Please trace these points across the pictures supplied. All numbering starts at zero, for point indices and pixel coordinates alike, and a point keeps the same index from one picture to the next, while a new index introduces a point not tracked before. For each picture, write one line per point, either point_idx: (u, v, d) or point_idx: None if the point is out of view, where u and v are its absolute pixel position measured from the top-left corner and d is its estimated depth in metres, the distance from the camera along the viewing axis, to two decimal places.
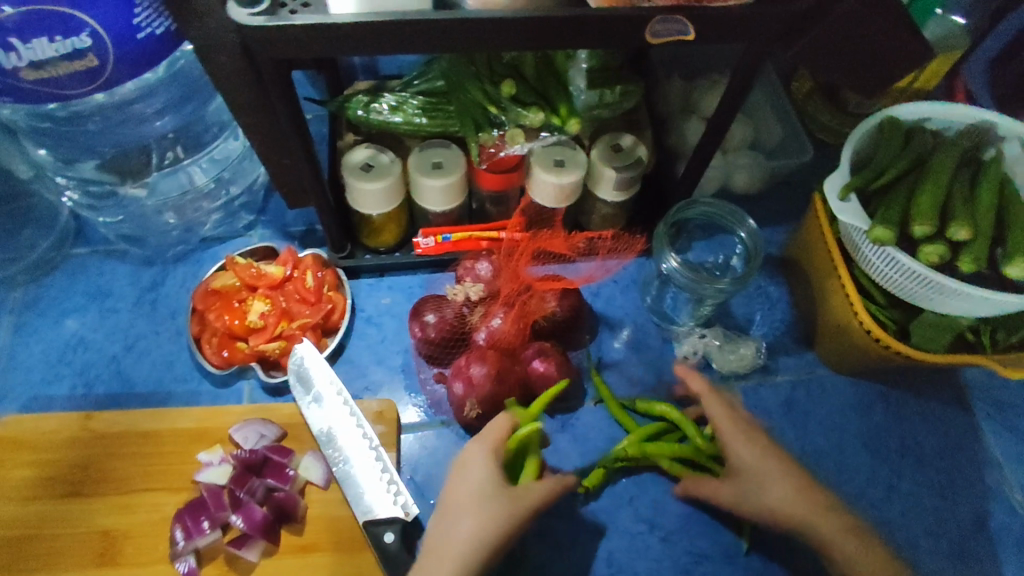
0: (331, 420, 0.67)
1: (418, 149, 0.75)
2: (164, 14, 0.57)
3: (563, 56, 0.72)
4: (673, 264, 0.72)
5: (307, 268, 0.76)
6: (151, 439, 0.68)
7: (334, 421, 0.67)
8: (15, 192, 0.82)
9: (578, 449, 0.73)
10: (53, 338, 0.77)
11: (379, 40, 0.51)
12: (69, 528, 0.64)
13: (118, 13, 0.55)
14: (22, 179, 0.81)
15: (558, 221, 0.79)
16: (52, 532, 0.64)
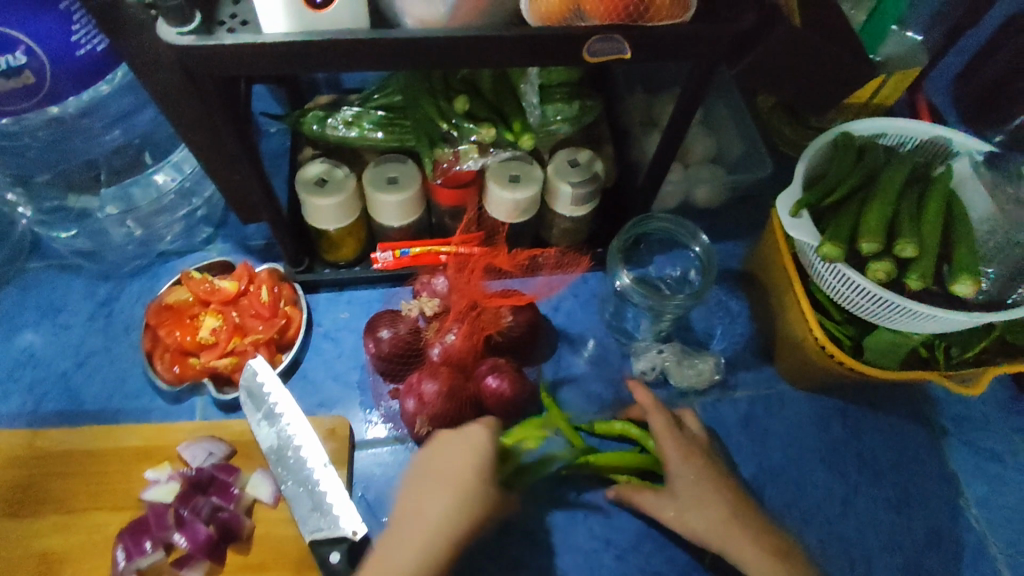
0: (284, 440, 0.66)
1: (374, 162, 0.75)
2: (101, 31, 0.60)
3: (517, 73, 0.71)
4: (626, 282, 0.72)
5: (262, 283, 0.76)
6: (97, 457, 0.67)
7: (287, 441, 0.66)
8: None
9: None
10: (4, 354, 0.76)
11: (315, 61, 0.51)
12: (4, 549, 0.62)
13: (57, 31, 0.57)
14: None
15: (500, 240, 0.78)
16: None
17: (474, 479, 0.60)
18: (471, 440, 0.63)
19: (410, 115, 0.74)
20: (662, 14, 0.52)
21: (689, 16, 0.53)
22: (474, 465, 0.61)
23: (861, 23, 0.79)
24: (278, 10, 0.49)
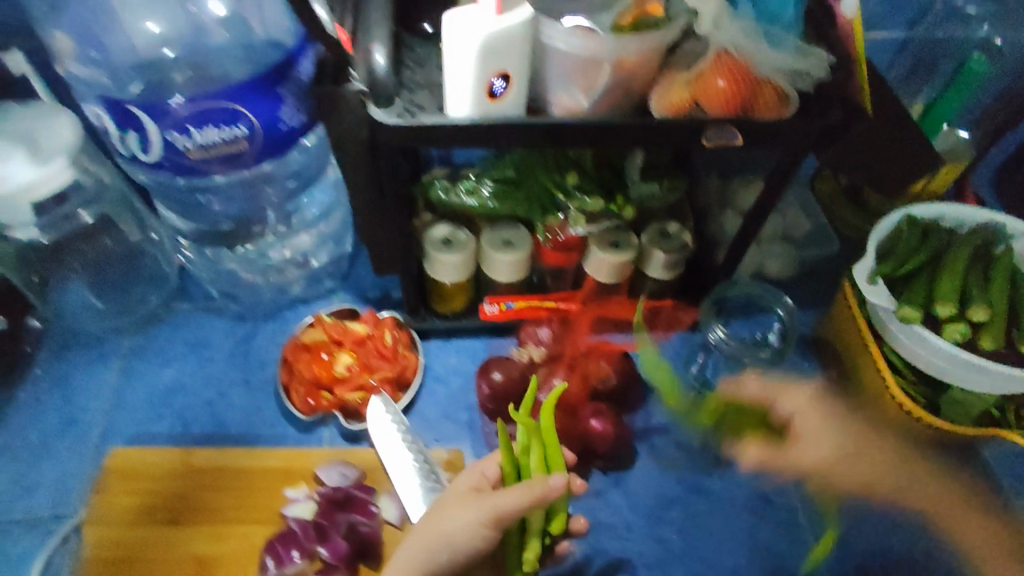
0: (396, 466, 0.72)
1: (489, 228, 0.84)
2: (303, 109, 0.67)
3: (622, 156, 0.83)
4: (720, 334, 0.83)
5: (387, 327, 0.84)
6: (243, 475, 0.75)
7: (398, 467, 0.72)
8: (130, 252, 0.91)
9: (630, 505, 0.78)
10: (154, 383, 0.84)
11: (480, 139, 0.62)
12: (167, 551, 0.70)
13: (270, 109, 0.64)
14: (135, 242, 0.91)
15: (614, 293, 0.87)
16: (152, 555, 0.70)
17: (458, 502, 0.60)
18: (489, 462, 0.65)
19: (526, 186, 0.82)
20: (767, 108, 0.62)
21: (789, 110, 0.63)
22: (465, 493, 0.61)
23: (916, 122, 0.90)
24: (465, 97, 0.59)
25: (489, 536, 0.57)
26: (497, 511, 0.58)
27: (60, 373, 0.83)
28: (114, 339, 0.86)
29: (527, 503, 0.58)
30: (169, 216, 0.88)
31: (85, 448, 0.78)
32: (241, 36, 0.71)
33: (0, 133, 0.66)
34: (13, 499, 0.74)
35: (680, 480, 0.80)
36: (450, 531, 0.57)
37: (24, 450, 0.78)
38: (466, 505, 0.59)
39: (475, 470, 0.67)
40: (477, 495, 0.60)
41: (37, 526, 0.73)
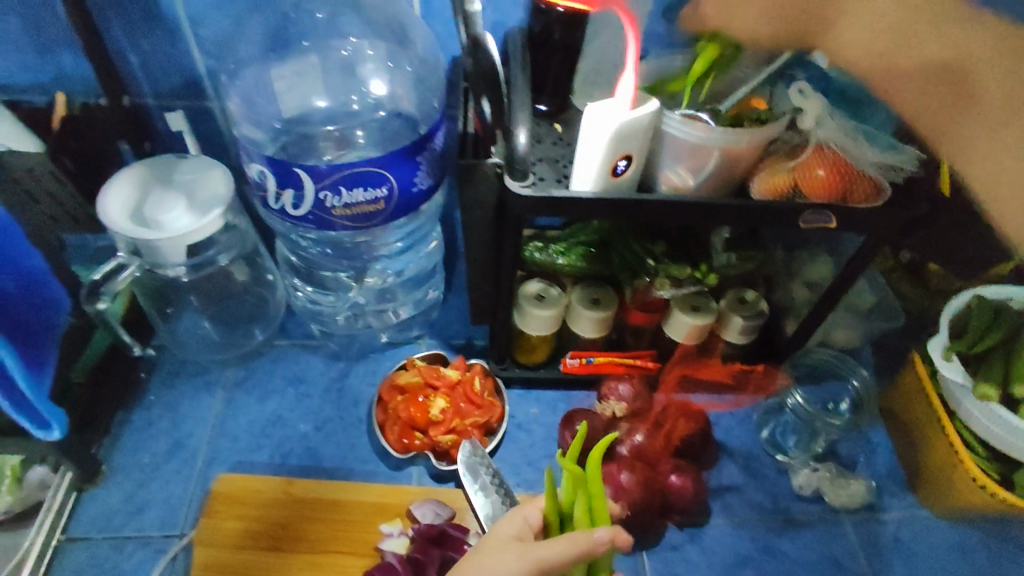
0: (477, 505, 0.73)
1: (579, 287, 0.90)
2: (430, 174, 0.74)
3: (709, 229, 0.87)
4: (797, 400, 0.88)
5: (478, 375, 0.89)
6: (340, 507, 0.78)
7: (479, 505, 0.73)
8: (236, 291, 0.96)
9: (707, 561, 0.81)
10: (257, 414, 0.89)
11: (597, 210, 0.68)
12: None
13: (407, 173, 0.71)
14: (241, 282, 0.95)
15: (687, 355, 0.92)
16: None
17: (497, 551, 0.52)
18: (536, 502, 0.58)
19: (611, 250, 0.88)
20: (859, 198, 0.69)
21: (881, 199, 0.69)
22: (504, 539, 0.54)
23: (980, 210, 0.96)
24: (591, 175, 0.66)
25: None
26: (538, 562, 0.50)
27: (169, 399, 0.89)
28: (219, 369, 0.92)
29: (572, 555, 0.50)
30: (291, 258, 0.94)
31: (192, 471, 0.83)
32: (394, 108, 0.79)
33: (168, 185, 0.76)
34: (124, 516, 0.78)
35: (753, 539, 0.83)
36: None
37: (137, 469, 0.82)
38: (499, 553, 0.52)
39: (516, 513, 0.58)
40: (518, 543, 0.53)
41: (148, 543, 0.76)
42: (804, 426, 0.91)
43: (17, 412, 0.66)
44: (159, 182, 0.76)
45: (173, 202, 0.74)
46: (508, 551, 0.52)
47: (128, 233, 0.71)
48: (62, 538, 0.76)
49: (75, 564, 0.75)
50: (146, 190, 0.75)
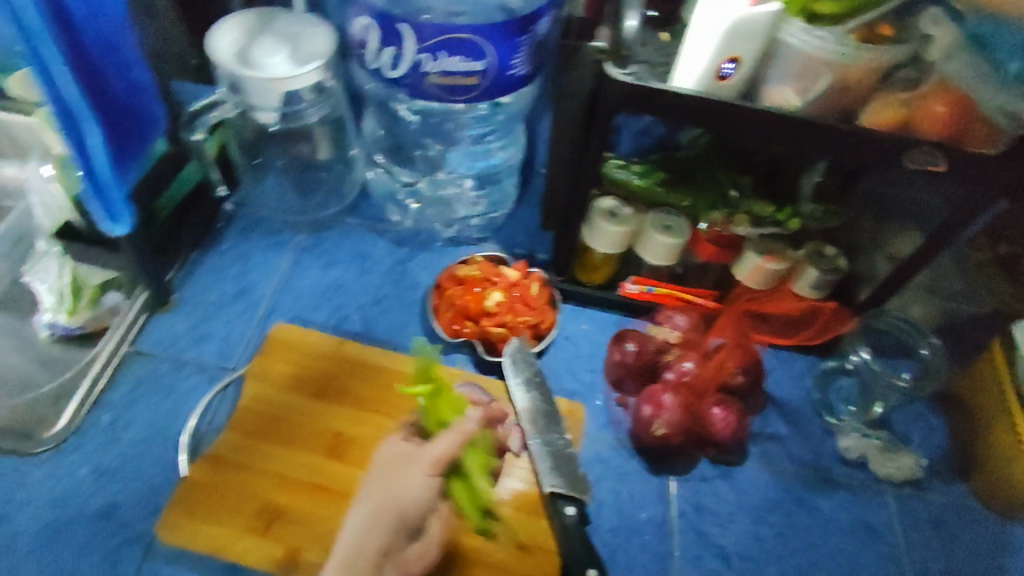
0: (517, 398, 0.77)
1: (653, 211, 0.87)
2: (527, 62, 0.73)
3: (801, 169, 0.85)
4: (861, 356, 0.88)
5: (536, 281, 0.89)
6: (386, 373, 0.80)
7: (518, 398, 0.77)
8: None
9: (736, 499, 0.79)
10: (319, 278, 0.92)
11: (692, 114, 0.66)
12: (311, 420, 0.75)
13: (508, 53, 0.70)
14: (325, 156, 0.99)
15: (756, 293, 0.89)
16: (297, 420, 0.75)
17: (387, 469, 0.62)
18: None
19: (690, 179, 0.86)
20: (977, 142, 0.65)
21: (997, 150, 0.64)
22: (393, 458, 0.63)
23: None
24: (694, 72, 0.64)
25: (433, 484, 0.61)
26: (433, 459, 0.61)
27: (240, 250, 0.92)
28: (289, 233, 0.95)
29: (456, 442, 0.63)
30: (378, 131, 1.00)
31: (254, 315, 0.86)
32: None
33: (273, 33, 0.76)
34: (187, 342, 0.82)
35: (788, 490, 0.81)
36: (395, 489, 0.60)
37: (204, 305, 0.86)
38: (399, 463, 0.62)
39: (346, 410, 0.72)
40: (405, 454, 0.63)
41: (204, 369, 0.80)
42: (862, 391, 0.88)
43: (94, 196, 0.66)
44: (265, 30, 0.77)
45: (280, 48, 0.75)
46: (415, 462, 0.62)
47: (234, 69, 0.73)
48: (129, 350, 0.81)
49: (137, 373, 0.79)
50: (253, 34, 0.76)
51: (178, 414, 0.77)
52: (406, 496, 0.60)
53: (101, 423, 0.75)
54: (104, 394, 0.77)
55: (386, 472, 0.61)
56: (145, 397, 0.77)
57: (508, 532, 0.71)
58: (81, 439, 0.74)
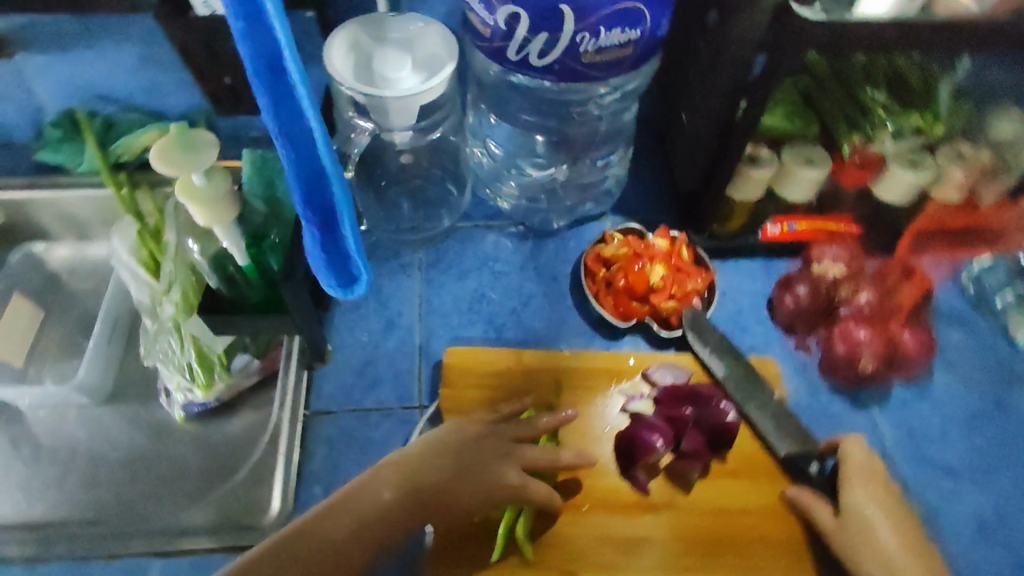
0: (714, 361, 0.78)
1: (790, 146, 0.84)
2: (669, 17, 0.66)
3: (946, 70, 0.77)
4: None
5: (685, 245, 0.86)
6: (575, 374, 0.78)
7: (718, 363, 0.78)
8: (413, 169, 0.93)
9: (938, 414, 0.81)
10: (459, 292, 0.87)
11: (881, 40, 0.61)
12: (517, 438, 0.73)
13: (660, 14, 0.64)
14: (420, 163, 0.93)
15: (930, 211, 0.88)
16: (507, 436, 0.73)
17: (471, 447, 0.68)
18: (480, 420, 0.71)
19: (818, 105, 0.81)
20: None
21: None
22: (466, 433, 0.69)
23: None
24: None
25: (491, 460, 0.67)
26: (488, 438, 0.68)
27: (370, 282, 0.87)
28: (410, 251, 0.89)
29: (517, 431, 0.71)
30: (492, 120, 0.92)
31: (412, 348, 0.82)
32: None
33: (376, 44, 0.68)
34: (361, 391, 0.79)
35: (980, 394, 0.83)
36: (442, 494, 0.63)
37: (359, 348, 0.82)
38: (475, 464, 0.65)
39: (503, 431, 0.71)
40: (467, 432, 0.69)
41: (391, 415, 0.77)
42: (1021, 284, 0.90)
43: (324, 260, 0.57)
44: (366, 42, 0.68)
45: (398, 54, 0.67)
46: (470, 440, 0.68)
47: (361, 90, 0.65)
48: (307, 413, 0.77)
49: (327, 437, 0.75)
50: (362, 52, 0.68)
51: None
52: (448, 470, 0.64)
53: (316, 495, 0.72)
54: (303, 466, 0.74)
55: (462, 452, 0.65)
56: (347, 457, 0.74)
57: (761, 500, 0.71)
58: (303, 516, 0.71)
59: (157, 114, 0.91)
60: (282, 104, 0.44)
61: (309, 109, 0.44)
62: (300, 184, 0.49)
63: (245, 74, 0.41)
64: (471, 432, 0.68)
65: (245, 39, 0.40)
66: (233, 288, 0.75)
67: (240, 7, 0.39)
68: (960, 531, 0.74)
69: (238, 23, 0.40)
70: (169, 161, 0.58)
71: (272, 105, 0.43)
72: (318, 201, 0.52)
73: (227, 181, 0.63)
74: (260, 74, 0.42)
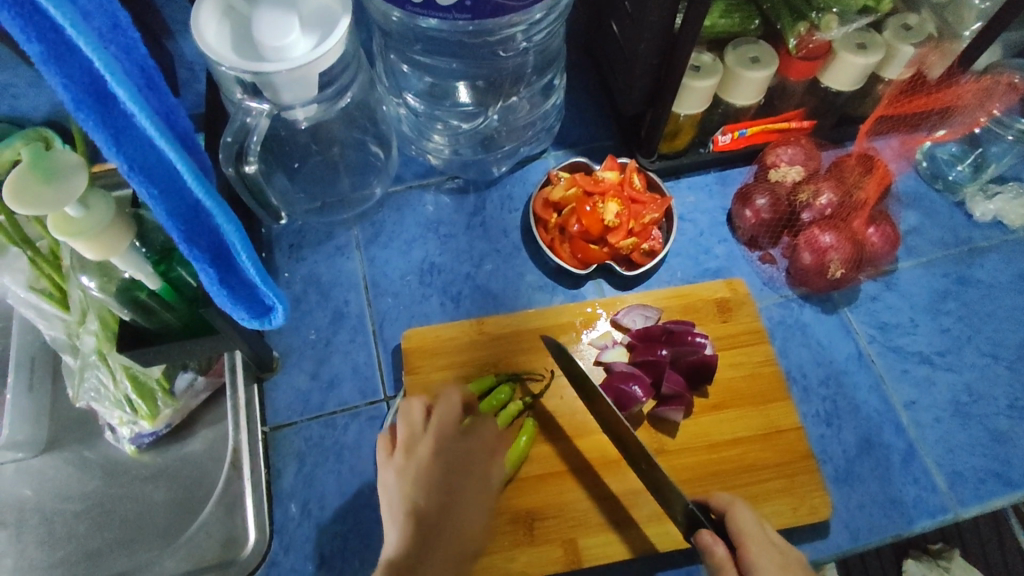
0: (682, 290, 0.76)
1: (731, 47, 0.77)
2: None
3: None
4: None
5: (636, 172, 0.80)
6: (542, 333, 0.73)
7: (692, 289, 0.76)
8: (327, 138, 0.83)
9: (909, 302, 0.79)
10: (406, 265, 0.81)
11: None
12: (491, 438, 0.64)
13: None
14: (334, 130, 0.83)
15: (892, 91, 0.81)
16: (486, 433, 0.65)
17: (415, 462, 0.59)
18: (422, 427, 0.61)
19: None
20: None
21: None
22: (408, 441, 0.60)
23: None
24: None
25: (427, 487, 0.57)
26: (414, 453, 0.59)
27: (306, 274, 0.79)
28: (344, 231, 0.82)
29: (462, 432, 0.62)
30: (404, 68, 0.81)
31: (366, 336, 0.76)
32: None
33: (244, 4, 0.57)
34: (320, 394, 0.73)
35: (946, 273, 0.82)
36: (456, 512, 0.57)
37: (309, 347, 0.76)
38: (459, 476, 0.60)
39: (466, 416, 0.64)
40: (404, 450, 0.60)
41: (358, 414, 0.72)
42: (977, 156, 0.87)
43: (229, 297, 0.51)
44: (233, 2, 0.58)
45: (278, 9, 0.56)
46: (409, 461, 0.59)
47: (247, 68, 0.56)
48: (266, 430, 0.72)
49: (293, 450, 0.70)
50: (238, 16, 0.58)
51: (366, 469, 0.70)
52: (451, 484, 0.58)
53: (293, 514, 0.68)
54: (273, 486, 0.69)
55: (441, 449, 0.60)
56: (320, 468, 0.70)
57: (749, 427, 0.69)
58: (284, 540, 0.67)
59: (19, 123, 0.78)
60: (122, 138, 0.36)
61: (160, 138, 0.36)
62: (174, 222, 0.42)
63: (66, 110, 0.33)
64: (424, 454, 0.59)
65: (50, 66, 0.32)
66: (152, 318, 0.66)
67: (31, 26, 0.31)
68: (941, 414, 0.74)
69: (32, 47, 0.31)
70: (28, 198, 0.49)
71: (111, 139, 0.36)
72: (204, 237, 0.45)
73: (110, 204, 0.55)
74: (83, 107, 0.34)
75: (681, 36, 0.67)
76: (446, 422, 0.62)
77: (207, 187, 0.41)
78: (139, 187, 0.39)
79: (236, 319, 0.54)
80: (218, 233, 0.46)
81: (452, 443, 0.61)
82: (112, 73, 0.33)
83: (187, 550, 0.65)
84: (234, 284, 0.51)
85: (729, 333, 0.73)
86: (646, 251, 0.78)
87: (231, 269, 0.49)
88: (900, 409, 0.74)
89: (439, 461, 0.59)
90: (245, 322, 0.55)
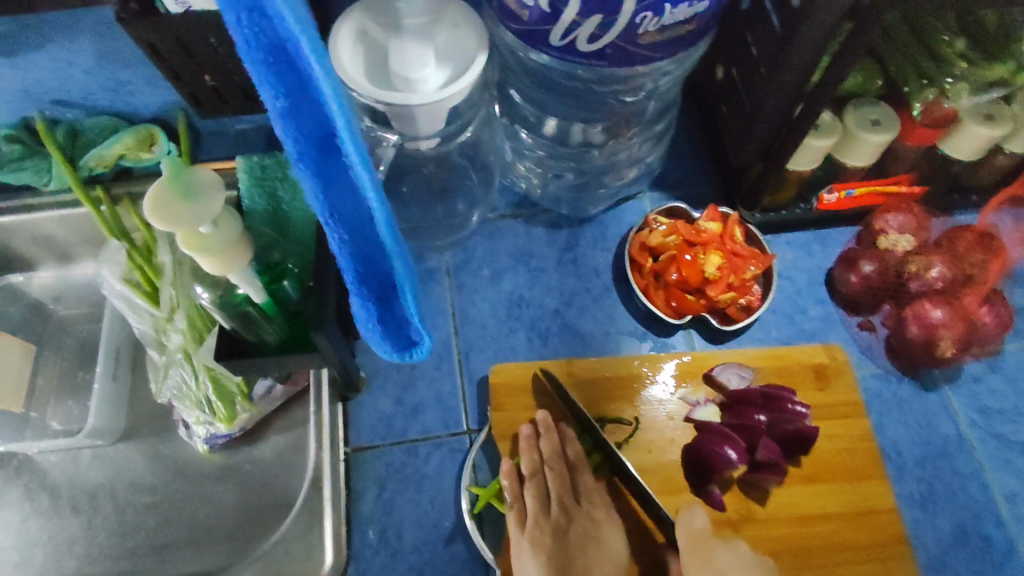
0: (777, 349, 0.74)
1: (850, 107, 0.75)
2: None
3: None
4: None
5: (737, 224, 0.78)
6: (634, 381, 0.72)
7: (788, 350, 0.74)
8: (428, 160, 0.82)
9: (1015, 388, 0.76)
10: (495, 296, 0.80)
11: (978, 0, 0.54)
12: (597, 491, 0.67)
13: None
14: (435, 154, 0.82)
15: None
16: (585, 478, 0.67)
17: (542, 526, 0.64)
18: (539, 485, 0.66)
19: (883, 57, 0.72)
20: None
21: None
22: (529, 501, 0.65)
23: None
24: None
25: (558, 551, 0.63)
26: (536, 514, 0.64)
27: None
28: (435, 255, 0.81)
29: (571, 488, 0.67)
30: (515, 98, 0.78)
31: (452, 365, 0.76)
32: None
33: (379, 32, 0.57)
34: (403, 419, 0.73)
35: None
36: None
37: (395, 371, 0.75)
38: (587, 549, 0.63)
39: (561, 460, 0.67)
40: (528, 510, 0.65)
41: (440, 444, 0.72)
42: None
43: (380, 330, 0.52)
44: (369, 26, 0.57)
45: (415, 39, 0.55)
46: (539, 526, 0.64)
47: (383, 97, 0.56)
48: (348, 451, 0.71)
49: (374, 475, 0.70)
50: (375, 42, 0.57)
51: (445, 501, 0.69)
52: (582, 548, 0.63)
53: (371, 540, 0.68)
54: (353, 508, 0.69)
55: (564, 508, 0.65)
56: (400, 496, 0.69)
57: (847, 504, 0.67)
58: (361, 565, 0.67)
59: None
60: (332, 186, 0.38)
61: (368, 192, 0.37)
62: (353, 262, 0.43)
63: (289, 159, 0.35)
64: (545, 516, 0.64)
65: (286, 120, 0.34)
66: (250, 328, 0.67)
67: (281, 84, 0.32)
68: None
69: (278, 102, 0.33)
70: (168, 214, 0.49)
71: (321, 187, 0.37)
72: (375, 276, 0.47)
73: (235, 222, 0.55)
74: (306, 157, 0.36)
75: (814, 97, 0.64)
76: (559, 480, 0.66)
77: (395, 238, 0.42)
78: (333, 231, 0.40)
79: (379, 351, 0.56)
80: (387, 275, 0.47)
81: (571, 502, 0.66)
82: (344, 134, 0.34)
83: (266, 564, 0.65)
84: (386, 320, 0.52)
85: (827, 402, 0.71)
86: (743, 306, 0.76)
87: (390, 306, 0.51)
88: (999, 499, 0.71)
89: (567, 528, 0.64)
90: (387, 354, 0.56)
